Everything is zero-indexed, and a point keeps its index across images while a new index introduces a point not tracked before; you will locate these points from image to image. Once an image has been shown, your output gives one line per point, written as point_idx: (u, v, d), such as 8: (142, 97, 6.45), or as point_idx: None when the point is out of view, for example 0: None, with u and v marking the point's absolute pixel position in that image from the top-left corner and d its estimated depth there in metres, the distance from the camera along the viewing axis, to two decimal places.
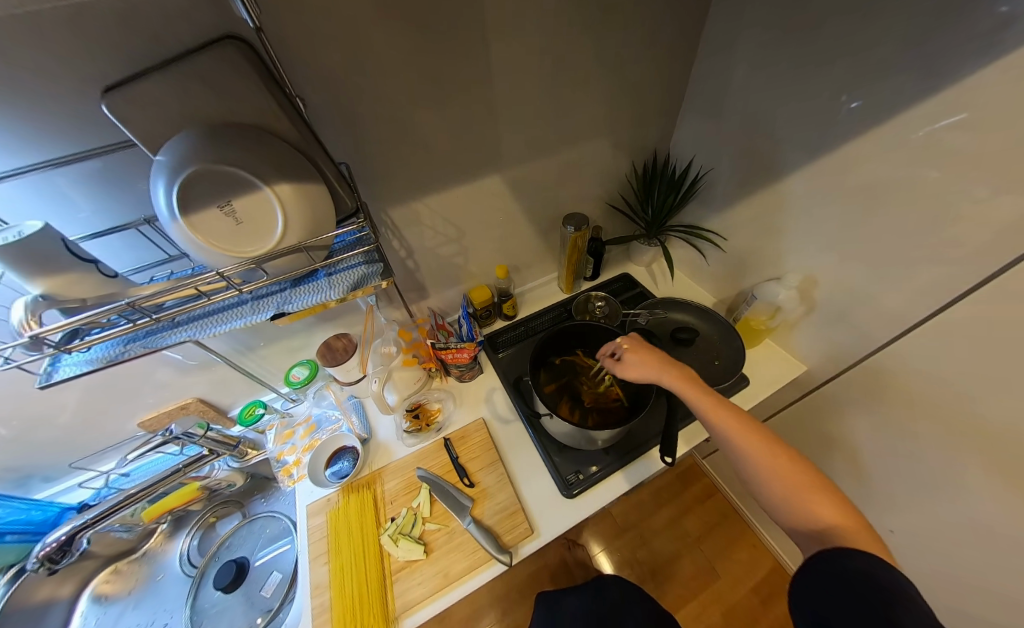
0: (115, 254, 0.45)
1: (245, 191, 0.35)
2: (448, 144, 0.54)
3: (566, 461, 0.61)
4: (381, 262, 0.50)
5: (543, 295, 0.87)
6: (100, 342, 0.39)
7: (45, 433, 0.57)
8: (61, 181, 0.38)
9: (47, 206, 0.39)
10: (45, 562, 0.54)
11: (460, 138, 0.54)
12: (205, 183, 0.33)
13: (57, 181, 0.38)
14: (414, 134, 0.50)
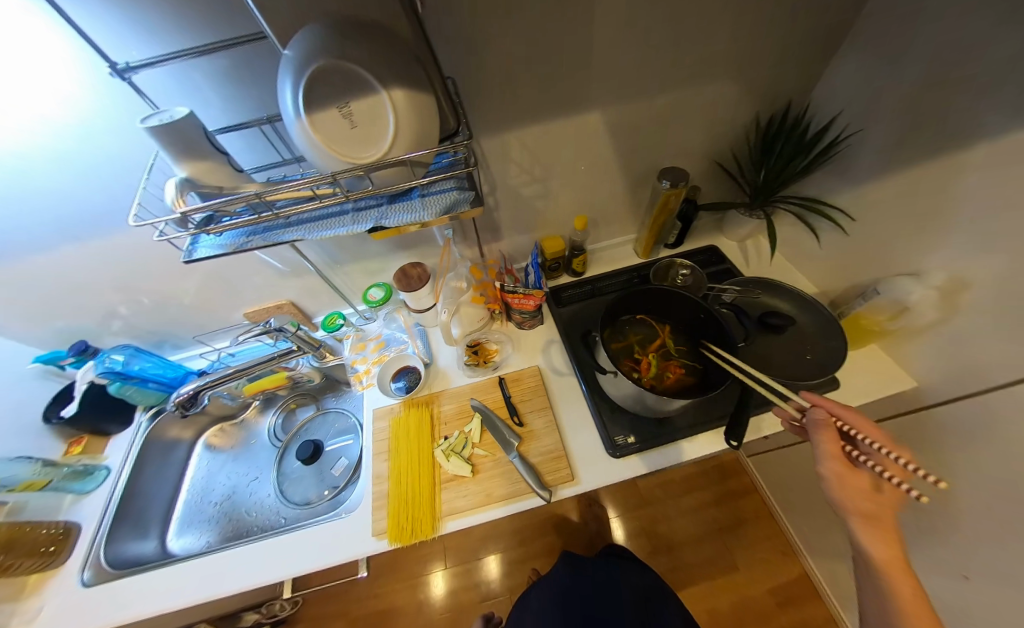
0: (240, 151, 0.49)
1: (364, 94, 0.34)
2: (548, 69, 0.48)
3: (617, 425, 0.60)
4: (472, 190, 0.48)
5: (614, 257, 0.83)
6: (230, 230, 0.43)
7: (179, 306, 0.70)
8: (202, 72, 0.41)
9: (191, 96, 0.43)
10: (179, 407, 0.68)
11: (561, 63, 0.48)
12: (328, 80, 0.33)
13: (199, 71, 0.40)
14: (515, 50, 0.45)
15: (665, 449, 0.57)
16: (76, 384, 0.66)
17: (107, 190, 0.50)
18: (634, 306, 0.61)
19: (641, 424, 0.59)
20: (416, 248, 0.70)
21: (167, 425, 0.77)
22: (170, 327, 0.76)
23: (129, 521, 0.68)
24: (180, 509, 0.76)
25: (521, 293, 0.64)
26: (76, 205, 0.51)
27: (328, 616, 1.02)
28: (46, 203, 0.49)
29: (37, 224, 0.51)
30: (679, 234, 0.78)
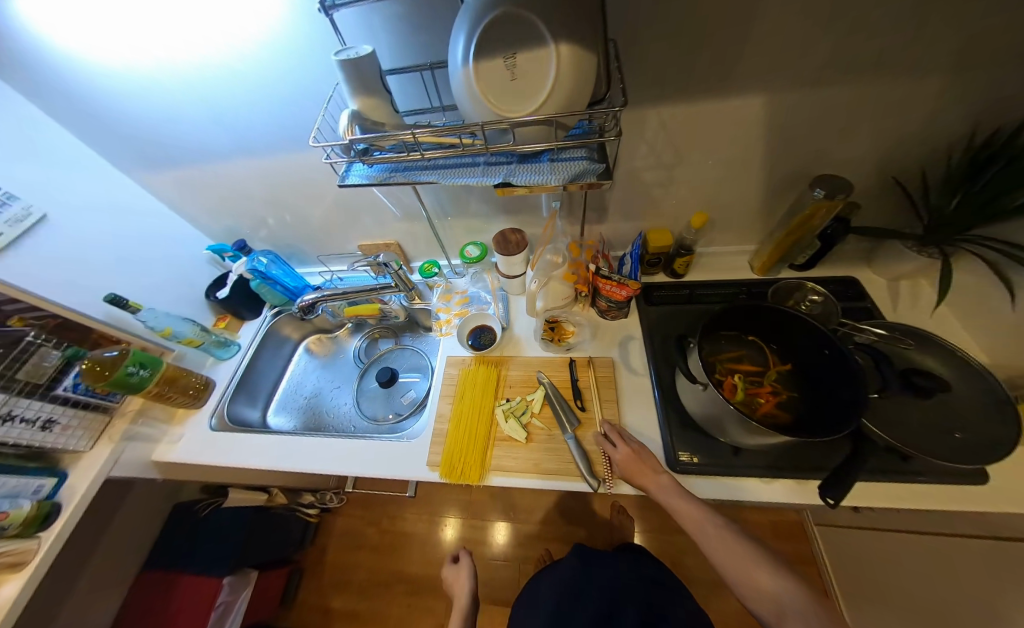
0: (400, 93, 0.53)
1: (531, 44, 0.33)
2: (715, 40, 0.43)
3: (684, 439, 0.56)
4: (604, 163, 0.45)
5: (721, 265, 0.76)
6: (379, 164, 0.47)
7: (313, 227, 0.84)
8: (389, 11, 0.43)
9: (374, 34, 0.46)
10: (302, 311, 0.80)
11: (734, 33, 0.42)
12: (504, 29, 0.33)
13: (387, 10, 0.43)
14: (684, 13, 0.40)
15: (734, 482, 0.52)
16: (231, 274, 0.82)
17: (287, 118, 0.59)
18: (745, 323, 0.55)
19: (714, 448, 0.55)
20: (520, 215, 0.72)
21: (283, 323, 0.94)
22: (300, 243, 0.91)
23: (246, 390, 0.85)
24: (280, 393, 0.93)
25: (615, 281, 0.62)
26: (265, 128, 0.62)
27: (363, 518, 1.17)
28: (250, 122, 0.61)
29: (237, 137, 0.64)
30: (812, 257, 0.67)
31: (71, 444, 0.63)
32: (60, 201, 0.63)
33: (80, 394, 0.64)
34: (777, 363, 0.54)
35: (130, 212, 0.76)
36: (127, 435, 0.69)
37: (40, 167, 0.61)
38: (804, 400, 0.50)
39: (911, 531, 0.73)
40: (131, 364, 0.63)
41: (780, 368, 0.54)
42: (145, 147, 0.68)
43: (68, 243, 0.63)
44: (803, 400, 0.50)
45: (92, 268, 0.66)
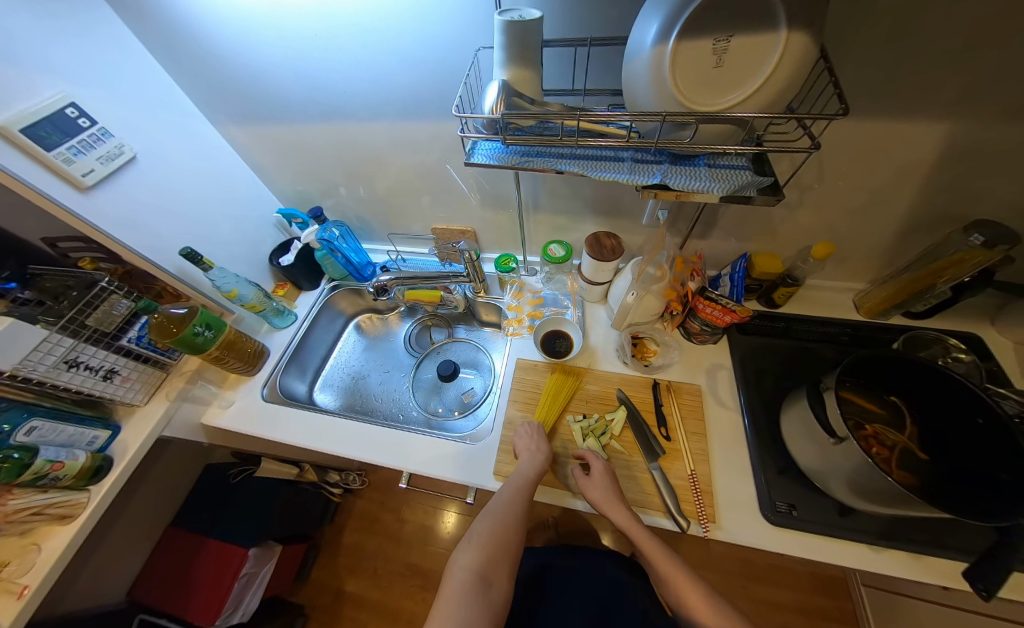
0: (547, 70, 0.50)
1: (753, 31, 0.30)
2: (910, 51, 0.37)
3: (782, 488, 0.51)
4: (771, 176, 0.41)
5: (821, 301, 0.70)
6: (516, 145, 0.45)
7: (390, 202, 0.83)
8: None
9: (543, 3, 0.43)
10: (374, 292, 0.79)
11: (938, 45, 0.36)
12: (730, 5, 0.29)
13: None
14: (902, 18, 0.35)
15: (837, 545, 0.47)
16: (299, 240, 0.81)
17: (405, 81, 0.56)
18: (892, 383, 0.51)
19: (816, 504, 0.49)
20: (614, 217, 0.69)
21: (339, 297, 0.92)
22: (369, 217, 0.89)
23: (298, 363, 0.83)
24: (328, 368, 0.90)
25: (720, 306, 0.57)
26: (377, 90, 0.59)
27: (382, 503, 1.15)
28: (359, 87, 0.59)
29: (337, 100, 0.62)
30: (933, 305, 0.60)
31: (127, 397, 0.62)
32: (150, 144, 0.61)
33: (143, 347, 0.63)
34: (911, 440, 0.49)
35: (221, 166, 0.76)
36: (181, 395, 0.68)
37: (137, 105, 0.59)
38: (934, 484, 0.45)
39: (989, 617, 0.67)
40: (198, 324, 0.61)
41: (914, 449, 0.49)
42: (242, 96, 0.65)
43: (154, 189, 0.61)
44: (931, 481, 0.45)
45: (175, 217, 0.65)
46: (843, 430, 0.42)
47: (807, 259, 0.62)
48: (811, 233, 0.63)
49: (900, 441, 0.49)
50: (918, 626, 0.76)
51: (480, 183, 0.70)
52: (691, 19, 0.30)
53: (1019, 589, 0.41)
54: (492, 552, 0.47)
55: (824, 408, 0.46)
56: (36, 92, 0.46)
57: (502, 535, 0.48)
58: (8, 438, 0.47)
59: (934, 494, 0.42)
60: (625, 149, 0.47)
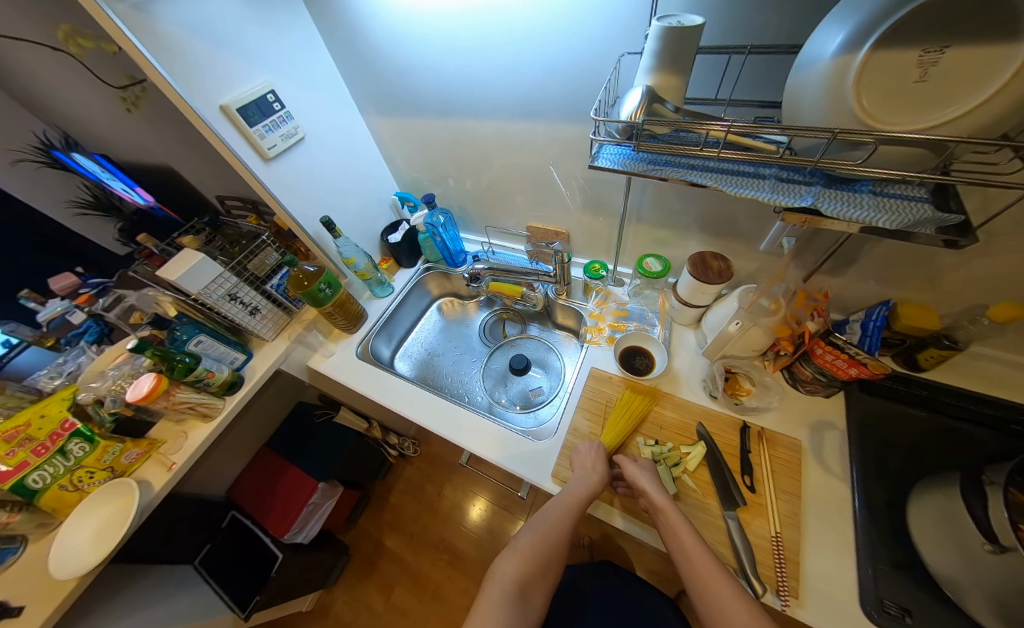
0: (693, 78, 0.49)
1: (981, 40, 0.25)
2: None
3: (898, 586, 0.42)
4: (962, 215, 0.34)
5: (989, 376, 0.57)
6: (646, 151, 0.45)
7: (493, 197, 0.88)
8: None
9: (709, 10, 0.42)
10: (466, 278, 0.85)
11: None
12: (956, 10, 0.25)
13: None
14: None
15: None
16: (408, 222, 0.90)
17: (537, 86, 0.59)
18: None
19: (950, 622, 0.40)
20: (726, 239, 0.64)
21: (429, 278, 1.00)
22: (470, 209, 0.96)
23: (387, 330, 0.92)
24: (409, 340, 0.99)
25: (846, 355, 0.49)
26: (507, 93, 0.62)
27: (427, 475, 1.22)
28: (493, 89, 0.63)
29: (469, 100, 0.68)
30: None
31: (260, 331, 0.75)
32: (315, 127, 0.72)
33: (279, 293, 0.75)
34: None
35: (362, 150, 0.88)
36: (298, 338, 0.80)
37: (313, 95, 0.71)
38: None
39: None
40: (322, 282, 0.72)
41: None
42: (392, 93, 0.75)
43: (312, 165, 0.73)
44: None
45: (322, 189, 0.77)
46: (1010, 541, 0.37)
47: (977, 319, 0.52)
48: (991, 289, 0.51)
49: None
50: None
51: (586, 189, 0.71)
52: (894, 29, 0.27)
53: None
54: (525, 578, 0.46)
55: (986, 507, 0.40)
56: (252, 79, 0.58)
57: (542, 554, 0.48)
58: (184, 345, 0.62)
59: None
60: (768, 165, 0.43)
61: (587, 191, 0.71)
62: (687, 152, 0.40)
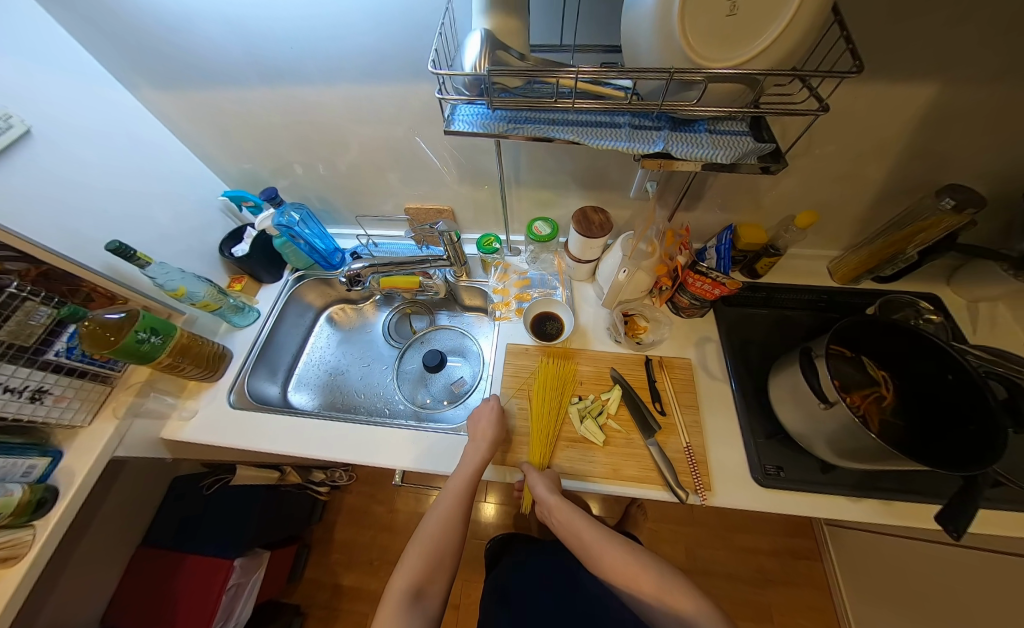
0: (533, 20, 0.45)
1: None
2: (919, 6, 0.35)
3: (769, 451, 0.53)
4: (773, 142, 0.39)
5: (798, 268, 0.73)
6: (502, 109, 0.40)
7: (355, 180, 0.75)
8: None
9: None
10: (347, 280, 0.73)
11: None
12: None
13: None
14: None
15: (818, 500, 0.50)
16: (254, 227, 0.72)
17: (360, 35, 0.48)
18: (875, 344, 0.53)
19: (802, 464, 0.52)
20: (600, 191, 0.66)
21: (306, 289, 0.85)
22: (334, 200, 0.82)
23: (266, 364, 0.76)
24: (301, 367, 0.85)
25: (710, 279, 0.56)
26: (327, 47, 0.50)
27: (374, 497, 1.13)
28: (306, 43, 0.50)
29: (278, 58, 0.52)
30: (899, 269, 0.63)
31: (66, 418, 0.53)
32: (45, 114, 0.49)
33: (75, 360, 0.53)
34: (891, 395, 0.51)
35: (146, 145, 0.64)
36: (133, 410, 0.59)
37: (24, 65, 0.47)
38: (907, 433, 0.49)
39: None
40: (141, 330, 0.53)
41: (901, 397, 0.51)
42: (166, 59, 0.55)
43: (64, 172, 0.51)
44: (922, 428, 0.48)
45: (96, 205, 0.55)
46: (833, 395, 0.43)
47: (789, 228, 0.62)
48: (792, 201, 0.63)
49: (884, 397, 0.51)
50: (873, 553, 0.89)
51: (455, 156, 0.65)
52: None
53: (984, 523, 0.46)
54: (438, 555, 0.46)
55: (817, 376, 0.46)
56: None
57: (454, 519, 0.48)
58: None
59: (897, 445, 0.47)
60: (621, 113, 0.43)
61: (457, 159, 0.65)
62: (543, 105, 0.37)
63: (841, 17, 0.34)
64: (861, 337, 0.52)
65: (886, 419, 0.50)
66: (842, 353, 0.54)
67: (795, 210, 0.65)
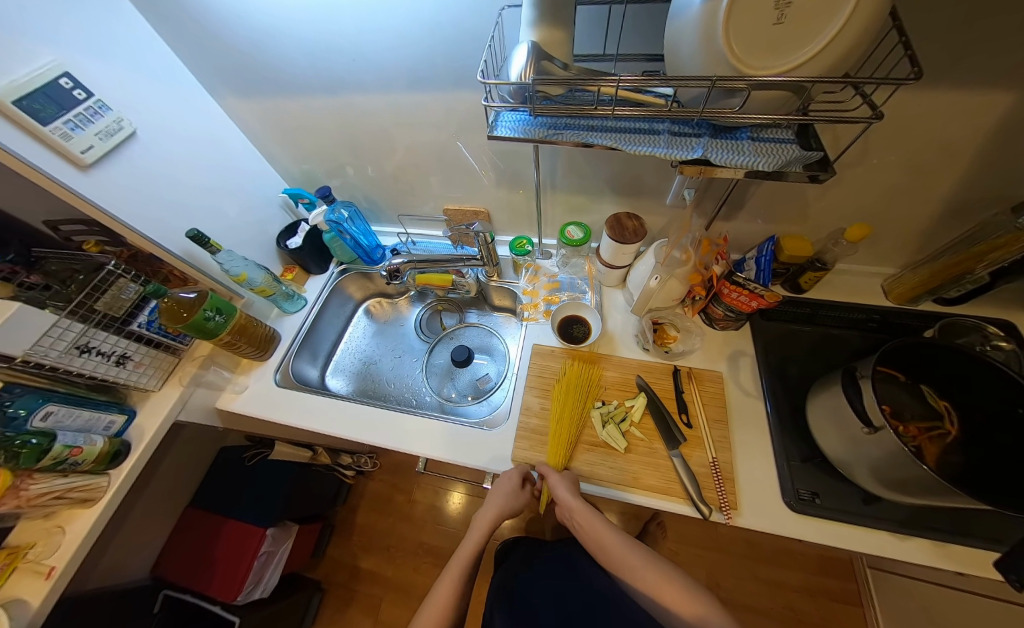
0: (579, 31, 0.47)
1: None
2: (994, 10, 0.33)
3: (804, 475, 0.50)
4: (821, 150, 0.38)
5: (848, 285, 0.68)
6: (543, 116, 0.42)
7: (399, 181, 0.80)
8: None
9: None
10: (386, 275, 0.77)
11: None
12: None
13: None
14: None
15: (859, 532, 0.46)
16: (307, 222, 0.79)
17: (416, 47, 0.52)
18: (936, 372, 0.49)
19: (840, 492, 0.48)
20: (636, 197, 0.66)
21: (348, 281, 0.91)
22: (380, 200, 0.87)
23: (308, 349, 0.82)
24: (338, 354, 0.91)
25: (747, 291, 0.54)
26: (384, 58, 0.54)
27: (394, 485, 1.17)
28: (366, 56, 0.55)
29: (340, 69, 0.58)
30: (967, 292, 0.58)
31: (141, 382, 0.60)
32: (149, 119, 0.57)
33: (154, 331, 0.60)
34: (953, 430, 0.47)
35: (224, 146, 0.72)
36: (194, 380, 0.66)
37: (131, 74, 0.55)
38: (970, 474, 0.44)
39: (977, 594, 0.71)
40: (208, 308, 0.59)
41: (965, 435, 0.46)
42: (246, 70, 0.62)
43: (158, 168, 0.59)
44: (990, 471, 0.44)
45: (179, 198, 0.62)
46: (879, 419, 0.40)
47: (838, 242, 0.59)
48: (843, 214, 0.60)
49: (946, 433, 0.47)
50: (922, 605, 0.80)
51: (495, 160, 0.67)
52: None
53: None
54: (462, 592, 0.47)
55: (861, 396, 0.43)
56: (27, 60, 0.42)
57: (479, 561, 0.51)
58: (26, 423, 0.46)
59: (957, 483, 0.43)
60: (661, 121, 0.44)
61: (496, 164, 0.68)
62: (583, 112, 0.39)
63: (900, 23, 0.33)
64: (918, 363, 0.49)
65: (945, 456, 0.45)
66: (896, 379, 0.51)
67: (846, 223, 0.61)
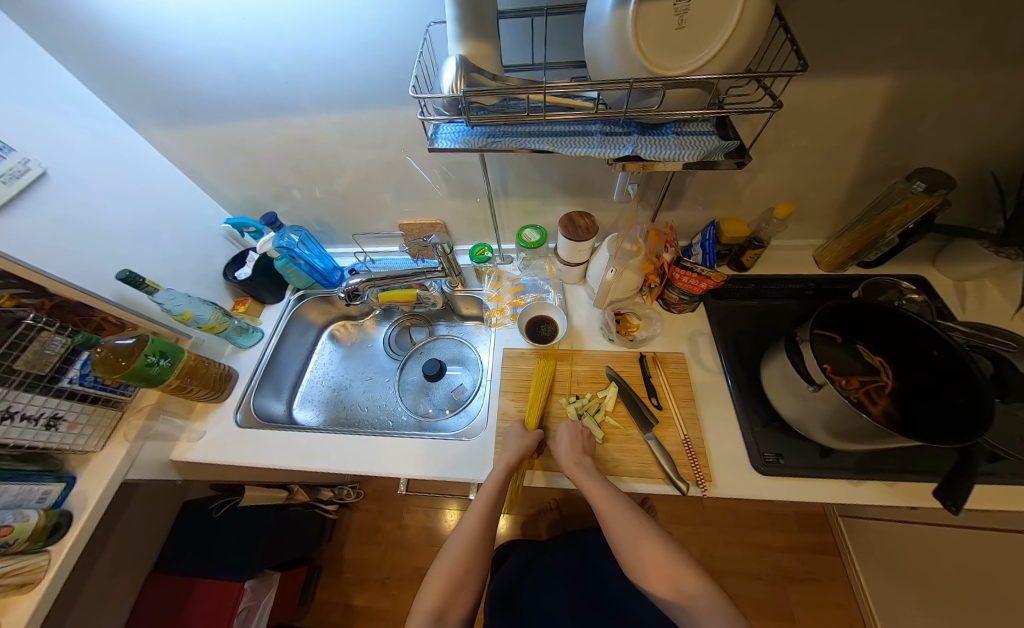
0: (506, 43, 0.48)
1: None
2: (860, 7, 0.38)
3: (768, 439, 0.53)
4: (737, 139, 0.41)
5: (784, 259, 0.74)
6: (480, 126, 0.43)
7: (350, 201, 0.78)
8: None
9: None
10: (346, 295, 0.75)
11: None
12: None
13: None
14: None
15: (820, 484, 0.50)
16: (256, 250, 0.76)
17: (349, 66, 0.52)
18: (865, 329, 0.54)
19: (799, 450, 0.52)
20: (584, 196, 0.69)
21: (308, 307, 0.88)
22: (332, 221, 0.85)
23: (271, 382, 0.78)
24: (305, 384, 0.87)
25: (696, 273, 0.58)
26: (318, 78, 0.54)
27: (382, 513, 1.13)
28: (299, 77, 0.54)
29: (274, 91, 0.56)
30: (882, 254, 0.65)
31: (80, 444, 0.55)
32: (64, 158, 0.53)
33: (89, 386, 0.54)
34: (888, 380, 0.51)
35: (152, 179, 0.68)
36: (143, 433, 0.61)
37: (37, 109, 0.51)
38: (904, 418, 0.49)
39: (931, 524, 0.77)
40: (151, 353, 0.55)
41: (898, 383, 0.51)
42: (170, 98, 0.59)
43: (77, 208, 0.54)
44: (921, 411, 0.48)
45: (104, 238, 0.57)
46: (821, 377, 0.44)
47: (770, 221, 0.64)
48: (772, 194, 0.65)
49: (883, 385, 0.51)
50: None
51: (444, 172, 0.68)
52: None
53: (983, 498, 0.46)
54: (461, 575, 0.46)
55: (803, 359, 0.47)
56: None
57: (475, 552, 0.48)
58: None
59: (895, 426, 0.47)
60: (593, 123, 0.46)
61: (445, 175, 0.68)
62: (517, 119, 0.40)
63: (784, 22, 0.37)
64: (848, 324, 0.54)
65: (884, 404, 0.50)
66: (835, 341, 0.55)
67: (775, 202, 0.67)
